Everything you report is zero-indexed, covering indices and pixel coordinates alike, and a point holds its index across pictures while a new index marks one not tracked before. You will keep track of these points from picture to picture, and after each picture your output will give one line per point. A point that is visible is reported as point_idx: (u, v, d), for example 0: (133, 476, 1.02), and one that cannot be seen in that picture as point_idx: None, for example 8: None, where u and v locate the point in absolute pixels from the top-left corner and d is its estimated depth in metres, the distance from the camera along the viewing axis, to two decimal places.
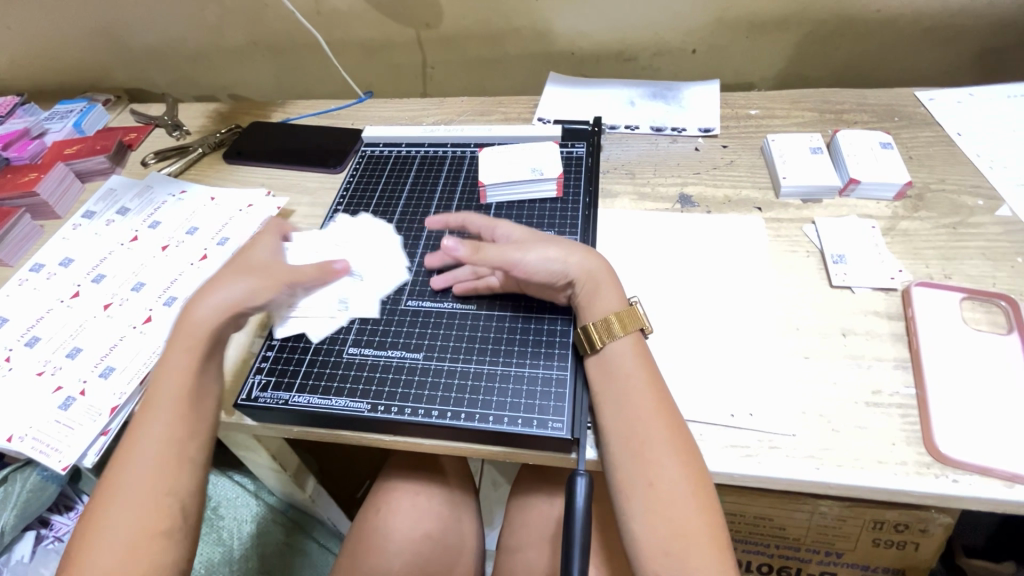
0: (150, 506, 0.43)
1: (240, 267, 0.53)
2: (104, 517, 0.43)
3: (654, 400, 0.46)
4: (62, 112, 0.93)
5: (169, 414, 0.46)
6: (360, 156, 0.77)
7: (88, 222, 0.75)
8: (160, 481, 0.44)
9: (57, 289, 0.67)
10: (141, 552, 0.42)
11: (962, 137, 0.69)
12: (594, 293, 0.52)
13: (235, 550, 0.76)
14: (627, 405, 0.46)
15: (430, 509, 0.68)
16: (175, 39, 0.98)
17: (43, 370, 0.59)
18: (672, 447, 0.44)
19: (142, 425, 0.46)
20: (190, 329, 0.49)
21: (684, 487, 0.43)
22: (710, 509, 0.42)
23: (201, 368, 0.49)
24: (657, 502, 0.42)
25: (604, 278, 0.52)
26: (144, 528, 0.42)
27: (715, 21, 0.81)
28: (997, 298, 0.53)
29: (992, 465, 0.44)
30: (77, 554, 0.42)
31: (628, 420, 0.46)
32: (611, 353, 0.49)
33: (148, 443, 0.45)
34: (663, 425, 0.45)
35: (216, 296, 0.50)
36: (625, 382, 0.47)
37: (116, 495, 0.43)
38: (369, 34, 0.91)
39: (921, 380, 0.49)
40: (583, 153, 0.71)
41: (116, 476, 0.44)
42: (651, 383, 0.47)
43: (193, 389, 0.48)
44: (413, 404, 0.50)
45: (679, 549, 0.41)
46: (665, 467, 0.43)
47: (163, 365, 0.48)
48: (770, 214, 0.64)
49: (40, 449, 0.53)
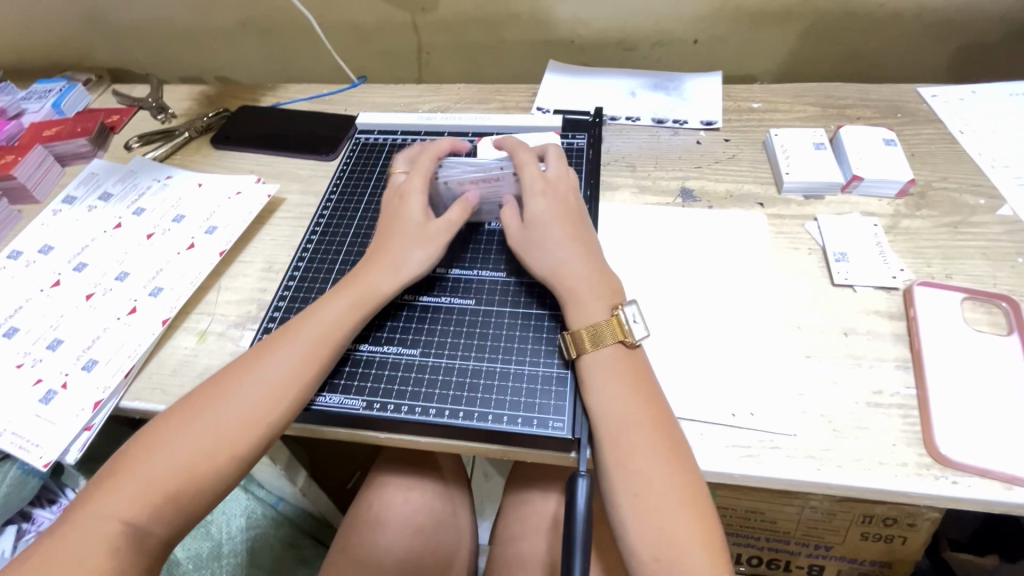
0: (231, 433, 0.45)
1: (456, 221, 0.55)
2: (200, 417, 0.45)
3: (639, 408, 0.45)
4: (41, 91, 0.89)
5: (300, 359, 0.48)
6: (354, 143, 0.75)
7: (69, 207, 0.72)
8: (253, 418, 0.45)
9: (36, 277, 0.64)
10: (196, 472, 0.43)
11: (964, 135, 0.68)
12: (574, 304, 0.50)
13: (223, 545, 0.74)
14: (612, 413, 0.45)
15: (423, 503, 0.67)
16: (159, 17, 0.95)
17: (22, 362, 0.57)
18: (664, 455, 0.43)
19: (269, 354, 0.48)
20: (366, 279, 0.52)
21: (676, 496, 0.42)
22: (706, 520, 0.42)
23: (352, 325, 0.50)
24: (650, 510, 0.42)
25: (586, 291, 0.50)
26: (205, 456, 0.44)
27: (718, 11, 0.80)
28: (998, 299, 0.53)
29: (990, 467, 0.44)
30: (153, 437, 0.45)
31: (616, 425, 0.44)
32: (595, 359, 0.47)
33: (260, 379, 0.47)
34: (652, 432, 0.44)
35: (398, 255, 0.53)
36: (618, 391, 0.46)
37: (217, 404, 0.46)
38: (362, 16, 0.89)
39: (922, 381, 0.48)
40: (584, 144, 0.69)
41: (229, 383, 0.47)
42: (645, 397, 0.45)
43: (336, 341, 0.49)
44: (410, 400, 0.49)
45: (672, 556, 0.40)
46: (654, 477, 0.42)
47: (326, 307, 0.51)
48: (771, 211, 0.63)
49: (19, 445, 0.51)
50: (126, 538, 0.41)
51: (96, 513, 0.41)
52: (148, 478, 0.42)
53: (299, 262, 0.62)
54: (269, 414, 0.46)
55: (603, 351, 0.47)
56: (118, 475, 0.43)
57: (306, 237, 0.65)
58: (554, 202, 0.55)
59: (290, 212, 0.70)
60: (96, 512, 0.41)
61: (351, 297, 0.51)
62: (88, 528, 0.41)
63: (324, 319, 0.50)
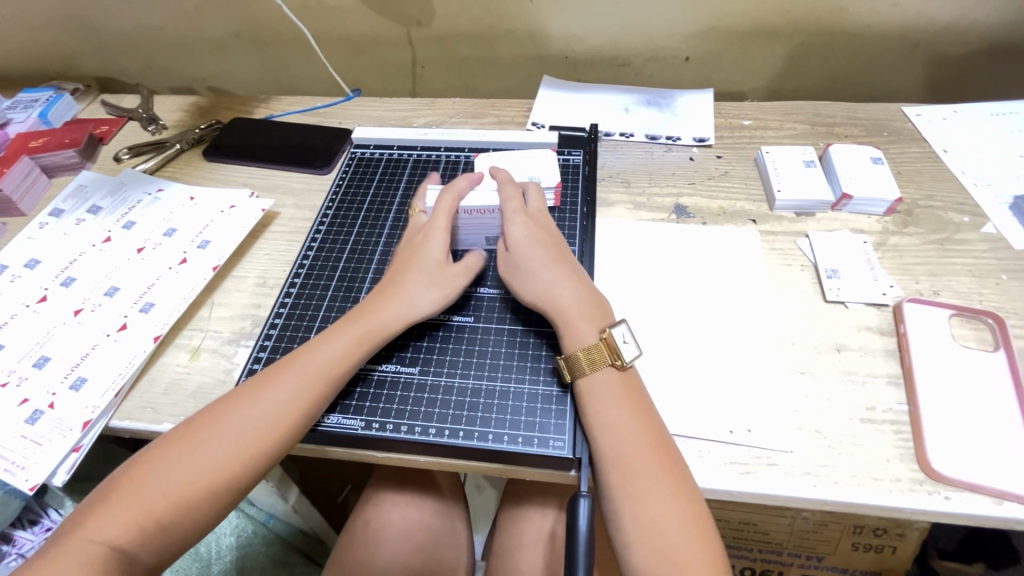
0: (226, 459, 0.44)
1: (474, 267, 0.56)
2: (195, 442, 0.44)
3: (641, 433, 0.45)
4: (27, 101, 0.88)
5: (303, 388, 0.47)
6: (350, 158, 0.75)
7: (56, 220, 0.70)
8: (247, 447, 0.44)
9: (22, 292, 0.63)
10: (191, 499, 0.43)
11: (948, 154, 0.70)
12: (565, 328, 0.50)
13: (212, 564, 0.74)
14: (614, 438, 0.45)
15: (419, 520, 0.66)
16: (150, 27, 0.94)
17: (6, 380, 0.55)
18: (668, 483, 0.43)
19: (271, 383, 0.47)
20: (375, 308, 0.52)
21: (679, 522, 0.42)
22: (709, 544, 0.42)
23: (360, 359, 0.50)
24: (651, 531, 0.42)
25: (569, 314, 0.50)
26: (200, 484, 0.43)
27: (709, 30, 0.81)
28: (985, 316, 0.54)
29: (982, 483, 0.44)
30: (148, 459, 0.44)
31: (619, 452, 0.44)
32: (592, 381, 0.48)
33: (261, 406, 0.46)
34: (655, 459, 0.44)
35: (413, 289, 0.53)
36: (617, 414, 0.46)
37: (214, 429, 0.45)
38: (357, 29, 0.89)
39: (913, 397, 0.49)
40: (580, 161, 0.70)
41: (229, 407, 0.46)
42: (643, 418, 0.46)
43: (342, 372, 0.49)
44: (410, 419, 0.49)
45: None
46: (659, 505, 0.42)
47: (334, 337, 0.50)
48: (764, 227, 0.64)
49: (4, 467, 0.49)
50: (117, 563, 0.40)
51: (85, 538, 0.40)
52: (136, 502, 0.41)
53: (295, 279, 0.62)
54: (267, 443, 0.45)
55: (594, 375, 0.48)
56: (107, 500, 0.42)
57: (302, 252, 0.65)
58: (537, 226, 0.56)
59: (284, 227, 0.69)
60: (86, 539, 0.40)
61: (360, 329, 0.51)
62: (75, 555, 0.40)
63: (332, 350, 0.49)
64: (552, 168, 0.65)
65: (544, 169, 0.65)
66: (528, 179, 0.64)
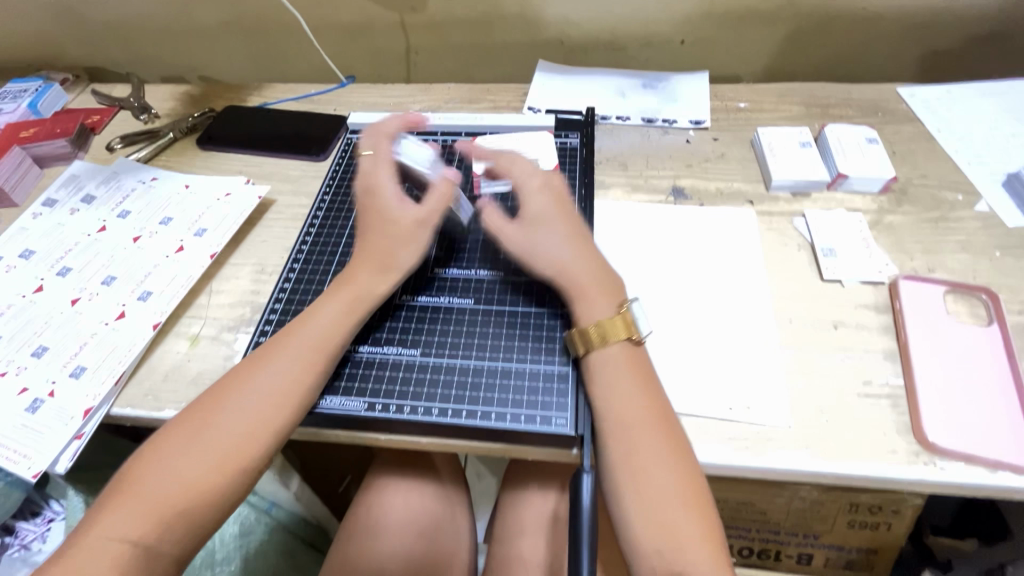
0: (237, 446, 0.44)
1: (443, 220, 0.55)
2: (205, 432, 0.44)
3: (643, 404, 0.46)
4: (15, 91, 0.86)
5: (300, 363, 0.47)
6: (345, 143, 0.74)
7: (49, 211, 0.70)
8: (254, 427, 0.45)
9: (17, 282, 0.62)
10: (209, 487, 0.43)
11: (942, 133, 0.70)
12: (581, 301, 0.50)
13: (216, 552, 0.74)
14: (615, 410, 0.45)
15: (422, 505, 0.67)
16: (139, 15, 0.93)
17: (5, 370, 0.55)
18: (665, 452, 0.44)
19: (266, 362, 0.47)
20: (359, 279, 0.52)
21: (678, 493, 0.42)
22: (706, 518, 0.42)
23: (350, 328, 0.50)
24: (649, 500, 0.42)
25: (590, 287, 0.50)
26: (213, 473, 0.43)
27: (704, 13, 0.81)
28: (978, 291, 0.55)
29: (976, 453, 0.45)
30: (156, 453, 0.43)
31: (620, 423, 0.45)
32: (604, 355, 0.48)
33: (261, 385, 0.46)
34: (655, 430, 0.45)
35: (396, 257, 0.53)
36: (616, 385, 0.46)
37: (218, 414, 0.45)
38: (350, 15, 0.88)
39: (909, 371, 0.50)
40: (577, 143, 0.70)
41: (230, 391, 0.46)
42: (644, 389, 0.46)
43: (337, 345, 0.49)
44: (412, 400, 0.49)
45: (672, 549, 0.41)
46: (656, 474, 0.43)
47: (322, 310, 0.50)
48: (761, 208, 0.64)
49: (7, 456, 0.49)
50: (139, 559, 0.40)
51: (103, 539, 0.40)
52: (153, 497, 0.41)
53: (293, 265, 0.62)
54: (274, 423, 0.45)
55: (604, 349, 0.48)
56: (121, 496, 0.41)
57: (300, 238, 0.64)
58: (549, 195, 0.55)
59: (281, 214, 0.69)
60: (104, 539, 0.40)
61: (347, 299, 0.51)
62: (97, 555, 0.39)
63: (323, 322, 0.49)
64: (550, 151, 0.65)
65: (541, 152, 0.65)
66: None
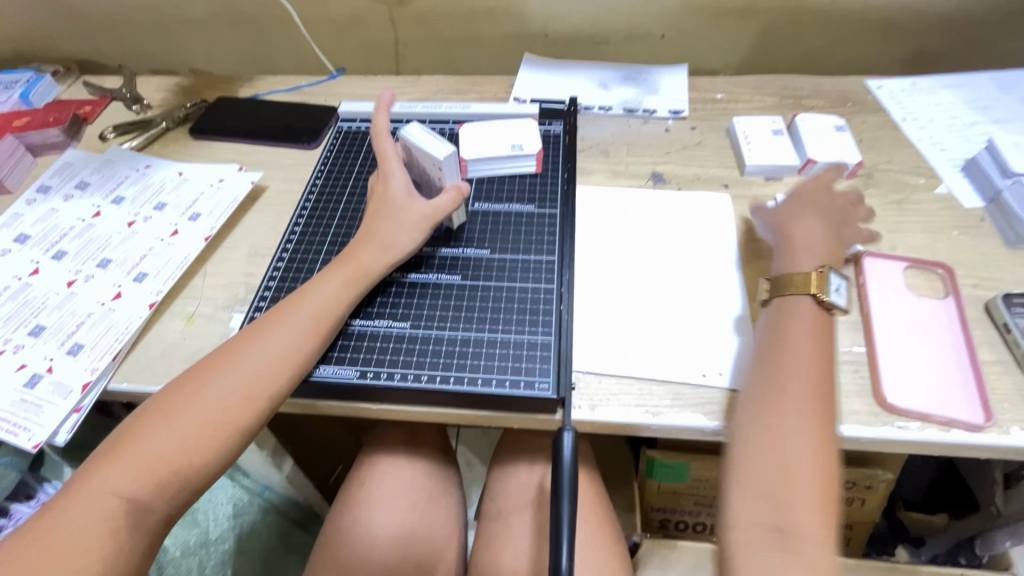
0: (232, 407, 0.46)
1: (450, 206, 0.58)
2: (203, 393, 0.46)
3: (814, 370, 0.47)
4: (7, 82, 0.87)
5: (298, 333, 0.50)
6: (336, 132, 0.77)
7: (43, 197, 0.71)
8: (250, 390, 0.47)
9: (13, 265, 0.64)
10: (202, 447, 0.45)
11: (906, 122, 0.74)
12: (788, 254, 0.55)
13: (210, 532, 0.75)
14: (782, 365, 0.48)
15: (413, 480, 0.69)
16: (131, 9, 0.94)
17: (3, 348, 0.56)
18: (811, 438, 0.45)
19: (265, 331, 0.50)
20: (357, 256, 0.55)
21: (812, 453, 0.44)
22: (826, 481, 0.43)
23: (347, 301, 0.53)
24: (778, 450, 0.45)
25: (793, 249, 0.56)
26: (208, 432, 0.45)
27: (683, 8, 0.84)
28: (936, 267, 0.58)
29: (931, 413, 0.48)
30: (154, 413, 0.45)
31: (782, 378, 0.47)
32: (793, 305, 0.51)
33: (259, 352, 0.48)
34: (811, 413, 0.45)
35: (386, 235, 0.56)
36: (798, 346, 0.49)
37: (217, 378, 0.47)
38: (340, 9, 0.90)
39: (871, 339, 0.53)
40: (561, 131, 0.73)
41: (230, 357, 0.48)
42: (817, 358, 0.48)
43: (332, 317, 0.52)
44: (402, 368, 0.52)
45: (785, 495, 0.43)
46: (794, 452, 0.44)
47: (321, 285, 0.53)
48: (736, 192, 0.68)
49: (7, 429, 0.51)
50: (132, 513, 0.42)
51: (101, 492, 0.41)
52: (150, 453, 0.43)
53: (286, 246, 0.64)
54: (270, 387, 0.47)
55: (793, 298, 0.52)
56: (118, 453, 0.43)
57: (292, 221, 0.66)
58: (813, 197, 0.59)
59: (273, 199, 0.71)
60: (99, 493, 0.41)
61: (343, 276, 0.54)
62: (92, 507, 0.41)
63: (321, 296, 0.52)
64: (534, 137, 0.68)
65: (526, 136, 0.68)
66: (510, 147, 0.66)
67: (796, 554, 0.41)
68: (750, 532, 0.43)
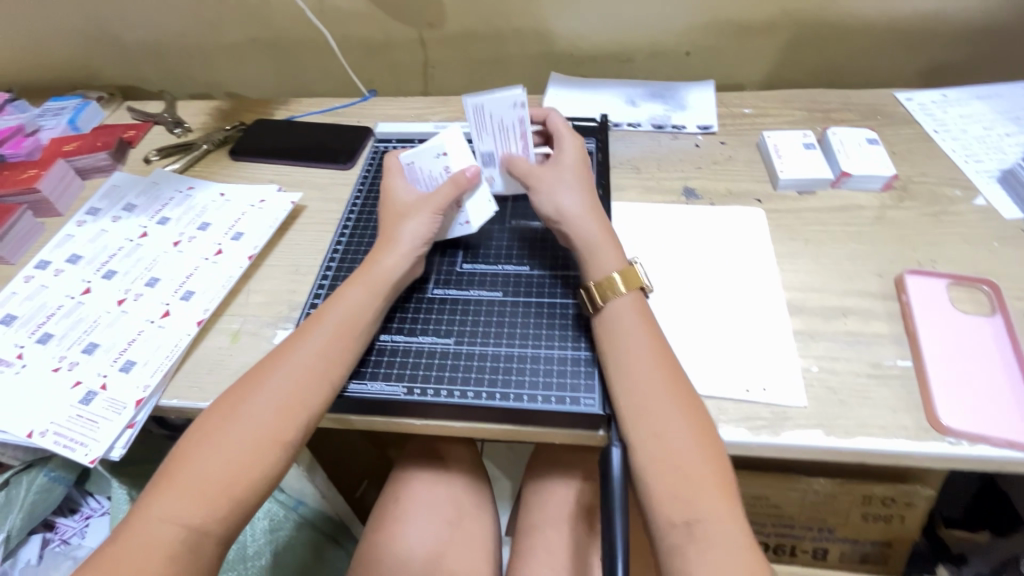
0: (274, 422, 0.47)
1: (454, 185, 0.58)
2: (243, 410, 0.47)
3: (653, 353, 0.49)
4: (55, 109, 0.91)
5: (329, 343, 0.51)
6: (374, 152, 0.79)
7: (93, 219, 0.74)
8: (287, 404, 0.48)
9: (66, 285, 0.66)
10: (250, 463, 0.45)
11: (939, 134, 0.74)
12: (591, 255, 0.54)
13: (248, 547, 0.79)
14: (627, 356, 0.49)
15: (449, 496, 0.70)
16: (173, 36, 0.98)
17: (59, 366, 0.58)
18: (671, 395, 0.46)
19: (294, 345, 0.51)
20: (379, 267, 0.56)
21: (692, 436, 0.45)
22: (716, 458, 0.44)
23: (373, 310, 0.54)
24: (664, 442, 0.44)
25: (597, 245, 0.55)
26: (253, 449, 0.46)
27: (708, 25, 0.86)
28: (980, 283, 0.57)
29: (984, 434, 0.47)
30: (199, 435, 0.47)
31: (642, 374, 0.48)
32: (613, 314, 0.51)
33: (292, 365, 0.49)
34: (662, 375, 0.47)
35: (409, 247, 0.57)
36: (631, 336, 0.50)
37: (253, 394, 0.48)
38: (372, 33, 0.93)
39: (918, 354, 0.53)
40: (593, 149, 0.74)
41: (264, 373, 0.49)
42: (653, 339, 0.50)
43: (359, 327, 0.53)
44: (447, 384, 0.52)
45: (685, 485, 0.43)
46: (665, 415, 0.45)
47: (343, 296, 0.54)
48: (769, 206, 0.68)
49: (65, 444, 0.52)
50: (192, 534, 0.43)
51: (165, 513, 0.43)
52: (203, 474, 0.44)
53: (329, 264, 0.65)
54: (305, 399, 0.48)
55: (608, 306, 0.52)
56: (172, 476, 0.45)
57: (335, 240, 0.68)
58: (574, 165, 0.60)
59: (312, 219, 0.73)
60: (161, 514, 0.43)
61: (365, 285, 0.55)
62: (156, 529, 0.42)
63: (345, 306, 0.53)
64: None
65: None
66: None
67: (707, 541, 0.40)
68: (665, 517, 0.42)
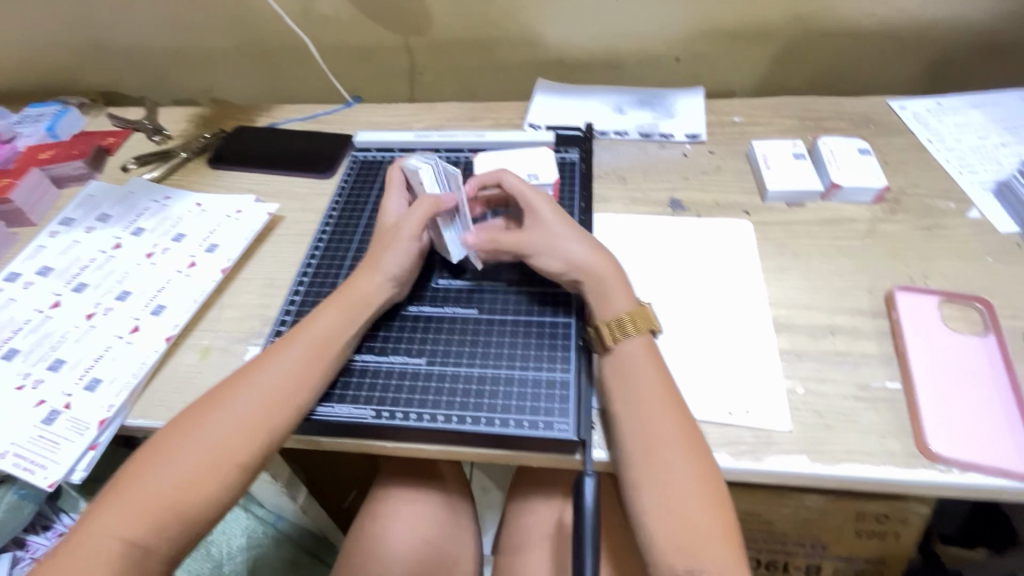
0: (230, 445, 0.45)
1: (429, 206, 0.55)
2: (201, 430, 0.45)
3: (661, 396, 0.47)
4: (34, 115, 0.90)
5: (298, 364, 0.49)
6: (354, 161, 0.77)
7: (66, 229, 0.72)
8: (247, 426, 0.46)
9: (34, 299, 0.64)
10: (200, 485, 0.44)
11: (933, 144, 0.72)
12: (600, 300, 0.52)
13: (224, 564, 0.76)
14: (636, 399, 0.47)
15: (429, 515, 0.68)
16: (155, 42, 0.97)
17: (23, 384, 0.57)
18: (680, 439, 0.45)
19: (263, 364, 0.49)
20: (356, 285, 0.54)
21: (699, 482, 0.43)
22: (721, 504, 0.43)
23: (348, 332, 0.52)
24: (668, 488, 0.43)
25: (607, 283, 0.52)
26: (206, 471, 0.44)
27: (699, 32, 0.84)
28: (973, 300, 0.56)
29: (974, 462, 0.46)
30: (151, 453, 0.45)
31: (643, 414, 0.46)
32: (626, 359, 0.49)
33: (257, 386, 0.47)
34: (671, 419, 0.46)
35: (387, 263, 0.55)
36: (640, 378, 0.48)
37: (214, 413, 0.46)
38: (357, 39, 0.91)
39: (907, 376, 0.51)
40: (576, 159, 0.73)
41: (228, 392, 0.47)
42: (661, 381, 0.48)
43: (333, 348, 0.51)
44: (417, 407, 0.50)
45: (688, 533, 0.41)
46: (672, 456, 0.44)
47: (320, 315, 0.52)
48: (757, 218, 0.66)
49: (24, 467, 0.51)
50: (131, 556, 0.41)
51: (105, 534, 0.41)
52: (149, 493, 0.43)
53: (303, 278, 0.64)
54: (266, 422, 0.46)
55: (621, 351, 0.50)
56: (118, 494, 0.43)
57: (309, 253, 0.66)
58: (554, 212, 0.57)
59: (290, 230, 0.71)
60: (100, 533, 0.41)
61: (341, 304, 0.53)
62: (93, 549, 0.41)
63: (320, 326, 0.51)
64: (551, 164, 0.67)
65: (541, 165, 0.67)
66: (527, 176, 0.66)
67: None
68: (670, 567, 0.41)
